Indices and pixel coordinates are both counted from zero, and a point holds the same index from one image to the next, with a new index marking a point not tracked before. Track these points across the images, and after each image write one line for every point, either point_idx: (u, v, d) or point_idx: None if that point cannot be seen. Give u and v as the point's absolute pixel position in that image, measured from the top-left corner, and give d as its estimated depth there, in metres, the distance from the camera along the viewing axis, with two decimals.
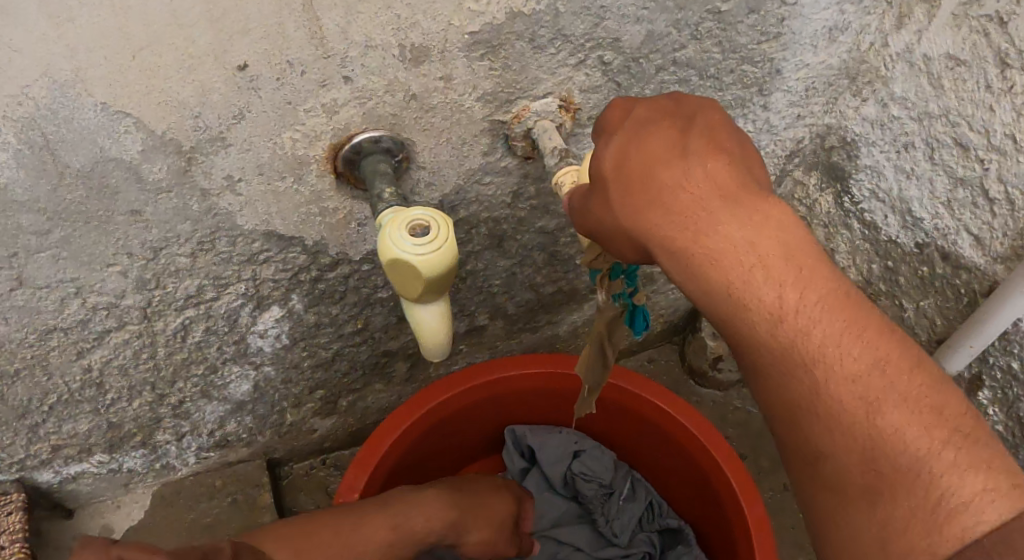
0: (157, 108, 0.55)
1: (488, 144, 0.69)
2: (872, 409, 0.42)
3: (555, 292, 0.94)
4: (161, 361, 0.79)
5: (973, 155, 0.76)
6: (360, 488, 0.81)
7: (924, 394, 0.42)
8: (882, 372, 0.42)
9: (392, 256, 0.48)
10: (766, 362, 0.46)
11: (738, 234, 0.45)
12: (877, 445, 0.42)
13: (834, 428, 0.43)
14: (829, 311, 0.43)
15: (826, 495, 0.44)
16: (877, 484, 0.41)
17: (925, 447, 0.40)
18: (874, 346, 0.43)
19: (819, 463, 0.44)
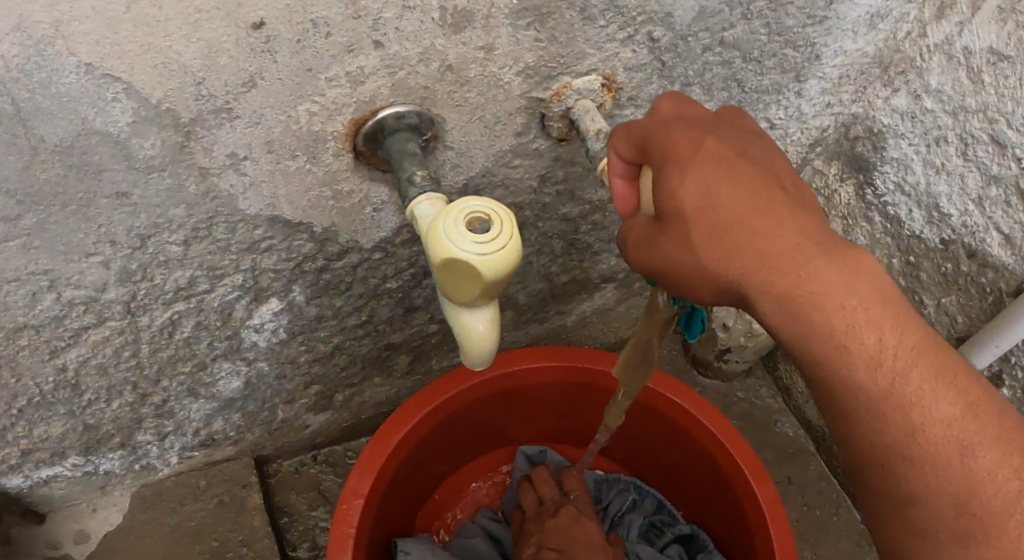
0: (154, 72, 0.47)
1: (522, 124, 0.63)
2: (963, 452, 0.42)
3: (568, 283, 0.86)
4: (145, 358, 0.71)
5: (1009, 152, 0.72)
6: (365, 492, 0.75)
7: (1010, 438, 0.42)
8: (973, 418, 0.43)
9: (448, 254, 0.43)
10: (854, 404, 0.44)
11: (846, 292, 0.44)
12: (971, 490, 0.42)
13: (930, 474, 0.43)
14: (921, 359, 0.43)
15: (912, 537, 0.43)
16: (977, 530, 0.41)
17: (1015, 490, 0.41)
18: (964, 392, 0.43)
19: (907, 497, 0.43)
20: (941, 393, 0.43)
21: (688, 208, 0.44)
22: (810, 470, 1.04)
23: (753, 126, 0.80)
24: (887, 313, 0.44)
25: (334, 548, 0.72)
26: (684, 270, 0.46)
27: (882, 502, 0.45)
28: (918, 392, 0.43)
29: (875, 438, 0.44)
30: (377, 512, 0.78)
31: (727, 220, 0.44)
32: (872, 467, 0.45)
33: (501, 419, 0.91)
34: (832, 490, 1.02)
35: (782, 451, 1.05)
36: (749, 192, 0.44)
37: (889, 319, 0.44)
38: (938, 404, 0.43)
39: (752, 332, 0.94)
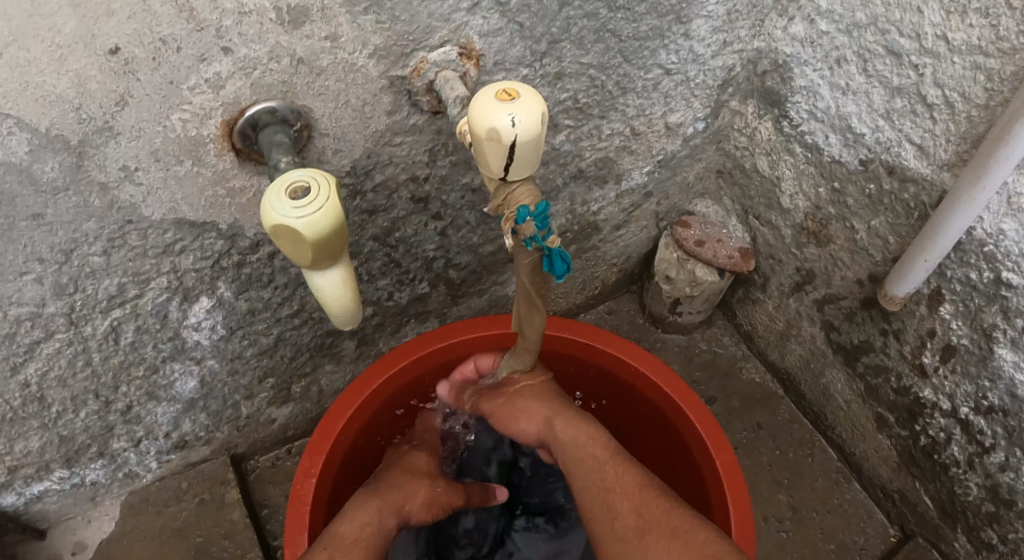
0: (36, 105, 0.53)
1: (391, 102, 0.66)
2: (611, 481, 0.68)
3: (494, 252, 0.92)
4: (99, 367, 0.77)
5: (907, 62, 0.72)
6: (317, 471, 0.80)
7: (643, 488, 0.67)
8: (616, 466, 0.70)
9: (274, 223, 0.47)
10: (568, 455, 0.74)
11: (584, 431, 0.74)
12: (625, 490, 0.67)
13: (611, 489, 0.68)
14: (620, 477, 0.68)
15: (615, 532, 0.65)
16: (644, 524, 0.64)
17: (637, 495, 0.66)
18: (632, 487, 0.67)
19: (614, 521, 0.66)
20: (640, 495, 0.66)
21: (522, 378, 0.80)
22: (780, 414, 1.11)
23: (647, 73, 0.81)
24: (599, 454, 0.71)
25: (292, 528, 0.77)
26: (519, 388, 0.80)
27: (598, 508, 0.68)
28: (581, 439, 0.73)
29: (596, 490, 0.69)
30: (332, 488, 0.84)
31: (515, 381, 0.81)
32: (597, 511, 0.68)
33: (445, 392, 0.97)
34: (805, 433, 1.10)
35: (749, 398, 1.13)
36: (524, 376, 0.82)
37: (599, 436, 0.73)
38: (629, 494, 0.67)
39: (696, 281, 1.03)
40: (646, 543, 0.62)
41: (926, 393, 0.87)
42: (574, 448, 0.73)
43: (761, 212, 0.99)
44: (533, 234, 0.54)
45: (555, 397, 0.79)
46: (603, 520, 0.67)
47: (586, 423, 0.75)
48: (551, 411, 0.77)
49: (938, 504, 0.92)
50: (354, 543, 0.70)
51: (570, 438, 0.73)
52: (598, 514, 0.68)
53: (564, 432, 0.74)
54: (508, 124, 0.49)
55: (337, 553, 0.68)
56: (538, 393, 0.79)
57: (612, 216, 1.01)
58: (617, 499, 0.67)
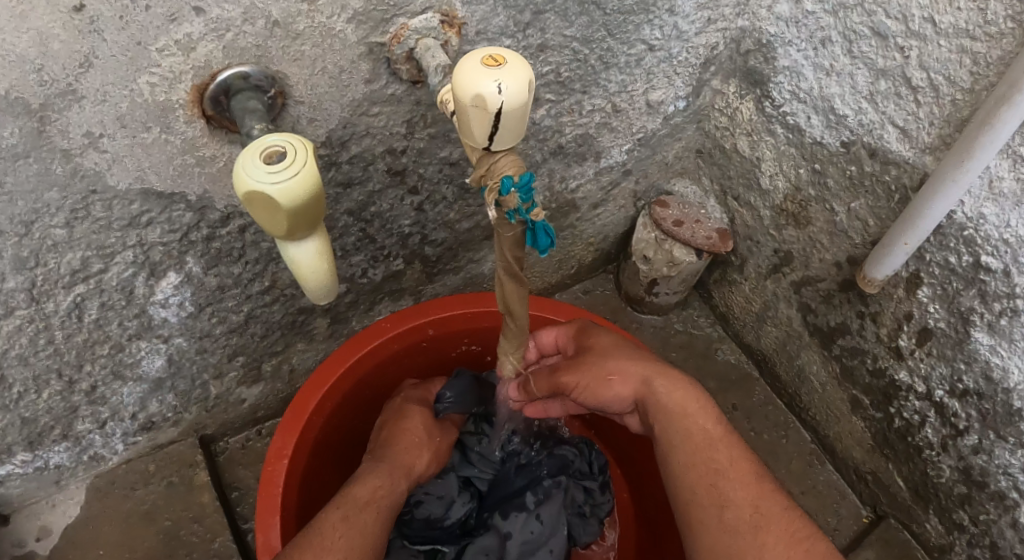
0: None
1: (369, 71, 0.64)
2: (720, 469, 0.66)
3: (472, 229, 0.91)
4: (62, 346, 0.74)
5: (892, 43, 0.72)
6: (290, 453, 0.79)
7: (759, 482, 0.66)
8: (725, 447, 0.68)
9: (247, 188, 0.45)
10: (665, 427, 0.70)
11: (685, 401, 0.71)
12: (739, 480, 0.66)
13: (721, 475, 0.66)
14: (735, 462, 0.67)
15: (724, 525, 0.64)
16: (761, 522, 0.63)
17: (755, 490, 0.65)
18: (742, 476, 0.66)
19: (723, 510, 0.65)
20: (755, 488, 0.66)
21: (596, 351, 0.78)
22: (754, 396, 1.12)
23: (631, 49, 0.80)
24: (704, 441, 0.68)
25: (264, 511, 0.75)
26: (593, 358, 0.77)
27: (701, 498, 0.66)
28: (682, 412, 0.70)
29: (704, 468, 0.67)
30: (305, 470, 0.82)
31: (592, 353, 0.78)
32: (701, 491, 0.66)
33: (416, 373, 0.95)
34: (780, 414, 1.11)
35: (725, 379, 1.13)
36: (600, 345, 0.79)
37: (708, 409, 0.70)
38: (743, 483, 0.66)
39: (674, 261, 1.03)
40: (762, 539, 0.62)
41: (902, 376, 0.88)
42: (680, 416, 0.70)
43: (740, 193, 0.99)
44: (516, 206, 0.52)
45: (652, 359, 0.76)
46: (709, 503, 0.65)
47: (695, 391, 0.72)
48: (650, 374, 0.73)
49: (911, 486, 0.94)
50: (369, 504, 0.69)
51: (678, 406, 0.71)
52: (700, 494, 0.66)
53: (670, 398, 0.71)
54: (494, 91, 0.47)
55: (351, 514, 0.67)
56: (632, 356, 0.76)
57: (590, 194, 1.00)
58: (730, 485, 0.65)
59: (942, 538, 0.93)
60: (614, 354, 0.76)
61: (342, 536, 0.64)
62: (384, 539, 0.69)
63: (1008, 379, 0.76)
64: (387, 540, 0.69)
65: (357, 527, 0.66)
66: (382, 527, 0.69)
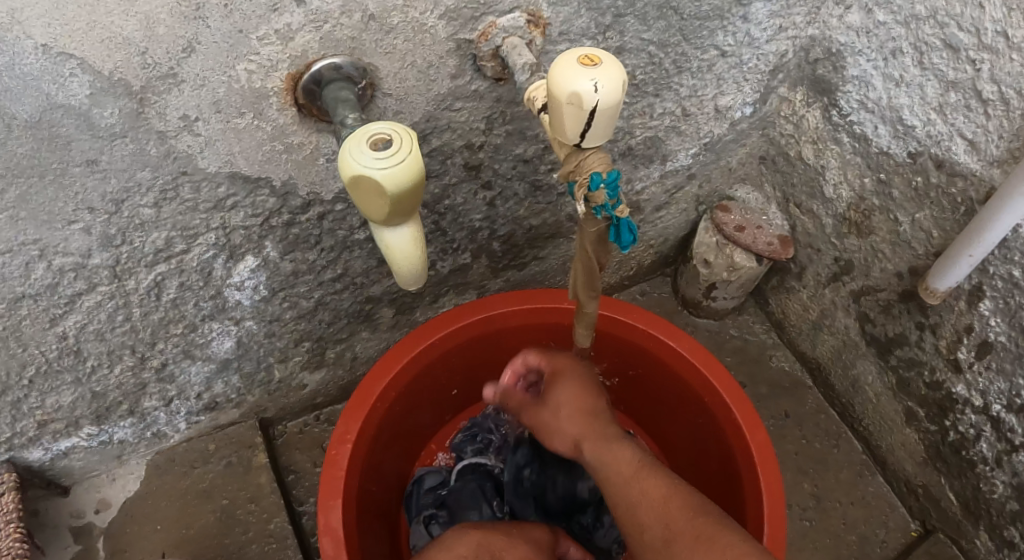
0: (102, 47, 0.52)
1: (456, 66, 0.66)
2: (630, 477, 0.66)
3: (539, 226, 0.92)
4: (138, 323, 0.76)
5: (964, 56, 0.72)
6: (352, 438, 0.80)
7: (673, 482, 0.64)
8: (642, 455, 0.69)
9: (353, 174, 0.46)
10: (592, 452, 0.72)
11: (610, 427, 0.74)
12: (649, 480, 0.65)
13: (631, 480, 0.66)
14: (649, 465, 0.67)
15: (643, 529, 0.62)
16: (671, 517, 0.61)
17: (668, 488, 0.64)
18: (654, 479, 0.65)
19: (642, 535, 0.62)
20: (662, 498, 0.63)
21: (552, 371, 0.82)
22: (807, 404, 1.12)
23: (703, 54, 0.81)
24: (619, 451, 0.70)
25: (327, 493, 0.77)
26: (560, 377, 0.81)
27: (620, 508, 0.65)
28: (607, 431, 0.73)
29: (621, 500, 0.65)
30: (366, 457, 0.83)
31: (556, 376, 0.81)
32: (626, 524, 0.64)
33: (474, 368, 0.97)
34: (832, 423, 1.11)
35: (777, 386, 1.14)
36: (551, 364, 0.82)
37: (619, 443, 0.70)
38: (653, 482, 0.65)
39: (734, 266, 1.03)
40: (672, 531, 0.60)
41: (958, 389, 0.88)
42: (602, 441, 0.72)
43: (802, 200, 1.00)
44: (604, 203, 0.54)
45: (595, 395, 0.79)
46: (633, 534, 0.63)
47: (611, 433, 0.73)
48: (586, 407, 0.77)
49: (961, 500, 0.93)
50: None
51: (598, 435, 0.73)
52: (617, 501, 0.66)
53: (599, 429, 0.74)
54: (590, 89, 0.48)
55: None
56: (577, 398, 0.78)
57: (654, 197, 1.01)
58: (640, 486, 0.65)
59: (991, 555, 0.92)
60: (561, 381, 0.80)
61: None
62: None
63: None
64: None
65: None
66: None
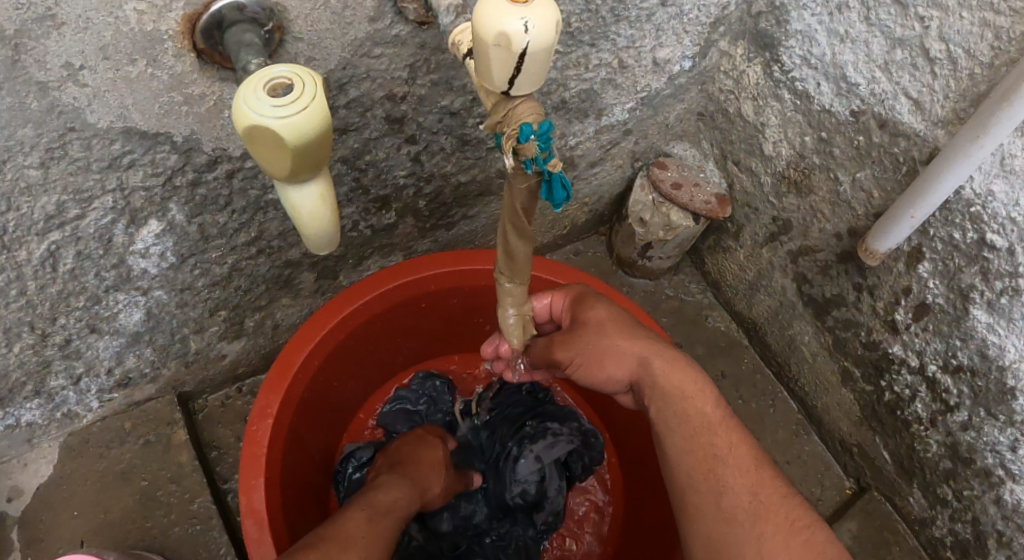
0: None
1: (373, 8, 0.60)
2: (716, 458, 0.63)
3: (468, 182, 0.88)
4: (35, 297, 0.70)
5: (911, 11, 0.69)
6: (274, 411, 0.76)
7: (761, 472, 0.63)
8: (724, 427, 0.65)
9: (248, 124, 0.41)
10: (666, 416, 0.67)
11: (685, 383, 0.68)
12: (740, 466, 0.63)
13: (720, 460, 0.63)
14: (736, 444, 0.64)
15: (725, 522, 0.61)
16: (761, 512, 0.61)
17: (759, 477, 0.63)
18: (742, 464, 0.63)
19: (720, 498, 0.62)
20: (755, 476, 0.63)
21: (599, 312, 0.74)
22: (744, 364, 1.13)
23: (643, 3, 0.77)
24: (699, 422, 0.65)
25: (248, 472, 0.73)
26: (601, 319, 0.73)
27: (699, 490, 0.63)
28: (680, 388, 0.67)
29: (703, 455, 0.64)
30: (290, 430, 0.80)
31: (597, 320, 0.73)
32: (699, 479, 0.63)
33: (405, 333, 0.93)
34: (768, 383, 1.12)
35: (713, 346, 1.14)
36: (605, 306, 0.75)
37: (708, 393, 0.67)
38: (743, 469, 0.63)
39: (670, 225, 1.02)
40: (761, 530, 0.60)
41: (895, 350, 0.88)
42: (678, 402, 0.67)
43: (741, 158, 0.98)
44: (535, 156, 0.49)
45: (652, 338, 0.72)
46: (709, 493, 0.63)
47: (694, 371, 0.68)
48: (648, 352, 0.69)
49: (896, 459, 0.95)
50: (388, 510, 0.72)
51: (674, 387, 0.67)
52: (698, 480, 0.63)
53: (666, 381, 0.68)
54: (520, 30, 0.42)
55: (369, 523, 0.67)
56: (631, 331, 0.72)
57: (588, 152, 0.98)
58: (729, 472, 0.63)
59: (923, 511, 0.94)
60: (611, 329, 0.72)
61: (361, 537, 0.65)
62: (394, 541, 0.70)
63: (1003, 357, 0.76)
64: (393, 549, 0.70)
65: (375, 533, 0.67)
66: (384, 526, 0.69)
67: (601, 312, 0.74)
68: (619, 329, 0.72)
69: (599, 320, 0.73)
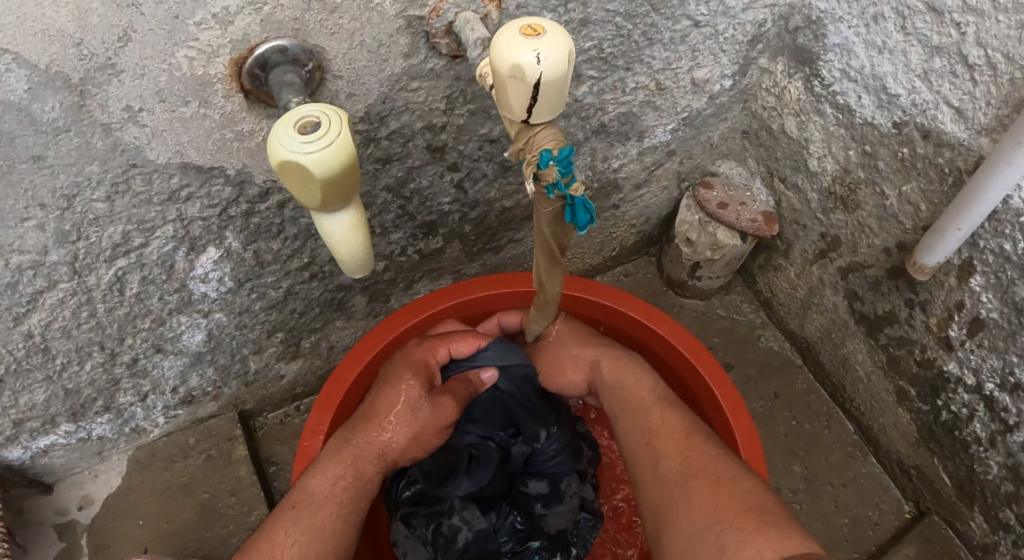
0: (37, 39, 0.50)
1: (408, 45, 0.63)
2: (656, 435, 0.70)
3: (511, 207, 0.91)
4: (104, 319, 0.75)
5: (948, 19, 0.68)
6: (325, 429, 0.79)
7: (699, 444, 0.67)
8: (666, 412, 0.72)
9: (280, 159, 0.44)
10: (619, 410, 0.76)
11: (636, 384, 0.76)
12: (675, 437, 0.68)
13: (661, 438, 0.69)
14: (675, 424, 0.70)
15: (661, 486, 0.65)
16: (689, 472, 0.64)
17: (697, 448, 0.66)
18: (680, 439, 0.68)
19: (658, 465, 0.67)
20: (689, 445, 0.67)
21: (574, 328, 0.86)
22: (797, 384, 1.10)
23: (674, 25, 0.78)
24: (645, 410, 0.73)
25: None
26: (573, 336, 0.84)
27: (643, 466, 0.69)
28: (628, 385, 0.77)
29: (643, 434, 0.71)
30: None
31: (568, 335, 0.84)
32: (641, 454, 0.70)
33: None
34: (822, 404, 1.09)
35: (766, 366, 1.12)
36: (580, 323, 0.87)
37: (649, 388, 0.76)
38: (674, 439, 0.68)
39: (718, 244, 1.01)
40: (687, 487, 0.62)
41: (950, 367, 0.85)
42: (621, 394, 0.77)
43: (786, 175, 0.97)
44: (556, 180, 0.51)
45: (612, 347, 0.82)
46: (647, 462, 0.68)
47: (642, 373, 0.78)
48: (598, 356, 0.81)
49: (955, 481, 0.91)
50: (326, 499, 0.66)
51: (618, 382, 0.78)
52: (642, 456, 0.69)
53: (614, 379, 0.78)
54: (533, 61, 0.45)
55: (303, 515, 0.64)
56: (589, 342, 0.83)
57: (632, 174, 0.98)
58: (664, 443, 0.68)
59: (987, 537, 0.90)
60: (572, 339, 0.84)
61: (293, 544, 0.62)
62: (345, 536, 0.66)
63: None
64: (355, 535, 0.67)
65: (312, 528, 0.63)
66: (326, 517, 0.65)
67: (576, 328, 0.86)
68: (583, 344, 0.83)
69: (569, 330, 0.85)
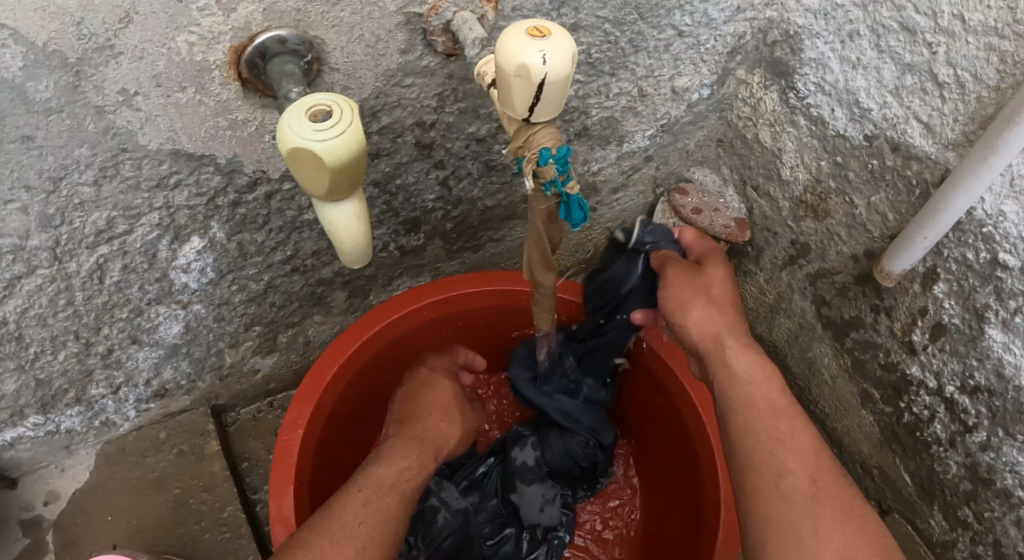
0: (37, 15, 0.50)
1: (405, 41, 0.64)
2: (776, 441, 0.61)
3: (494, 206, 0.92)
4: (82, 307, 0.74)
5: (920, 38, 0.72)
6: (305, 423, 0.79)
7: (821, 467, 0.59)
8: (792, 414, 0.63)
9: (291, 147, 0.45)
10: (730, 397, 0.66)
11: (753, 369, 0.66)
12: (801, 452, 0.60)
13: (782, 446, 0.60)
14: (798, 433, 0.62)
15: (776, 503, 0.58)
16: (818, 499, 0.57)
17: (820, 468, 0.59)
18: (806, 455, 0.60)
19: (779, 478, 0.59)
20: (816, 462, 0.59)
21: (709, 276, 0.74)
22: None
23: (659, 34, 0.80)
24: (763, 404, 0.64)
25: (278, 479, 0.76)
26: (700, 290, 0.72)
27: (758, 471, 0.60)
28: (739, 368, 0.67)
29: (764, 436, 0.61)
30: (318, 441, 0.82)
31: (689, 289, 0.73)
32: (756, 455, 0.61)
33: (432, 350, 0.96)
34: None
35: None
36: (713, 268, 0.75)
37: (775, 381, 0.65)
38: (802, 453, 0.60)
39: None
40: (817, 516, 0.56)
41: (913, 370, 0.89)
42: (744, 383, 0.65)
43: (759, 183, 1.00)
44: (553, 179, 0.53)
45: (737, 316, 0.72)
46: (767, 471, 0.60)
47: (770, 364, 0.67)
48: (721, 327, 0.70)
49: (916, 480, 0.95)
50: (393, 486, 0.69)
51: (744, 371, 0.66)
52: (757, 457, 0.61)
53: (742, 367, 0.66)
54: (539, 61, 0.46)
55: (371, 498, 0.66)
56: (720, 304, 0.71)
57: (611, 178, 1.01)
58: (787, 453, 0.60)
59: (945, 534, 0.94)
60: (709, 294, 0.72)
61: (361, 524, 0.64)
62: (404, 524, 0.69)
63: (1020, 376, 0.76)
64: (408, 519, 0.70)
65: (378, 510, 0.66)
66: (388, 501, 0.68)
67: (712, 283, 0.73)
68: (701, 306, 0.71)
69: (696, 288, 0.72)
